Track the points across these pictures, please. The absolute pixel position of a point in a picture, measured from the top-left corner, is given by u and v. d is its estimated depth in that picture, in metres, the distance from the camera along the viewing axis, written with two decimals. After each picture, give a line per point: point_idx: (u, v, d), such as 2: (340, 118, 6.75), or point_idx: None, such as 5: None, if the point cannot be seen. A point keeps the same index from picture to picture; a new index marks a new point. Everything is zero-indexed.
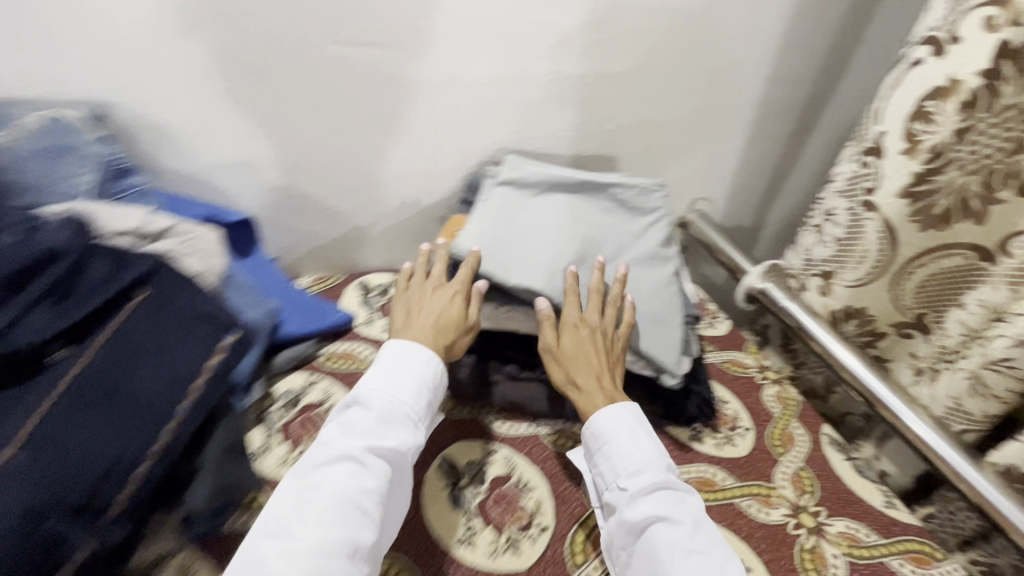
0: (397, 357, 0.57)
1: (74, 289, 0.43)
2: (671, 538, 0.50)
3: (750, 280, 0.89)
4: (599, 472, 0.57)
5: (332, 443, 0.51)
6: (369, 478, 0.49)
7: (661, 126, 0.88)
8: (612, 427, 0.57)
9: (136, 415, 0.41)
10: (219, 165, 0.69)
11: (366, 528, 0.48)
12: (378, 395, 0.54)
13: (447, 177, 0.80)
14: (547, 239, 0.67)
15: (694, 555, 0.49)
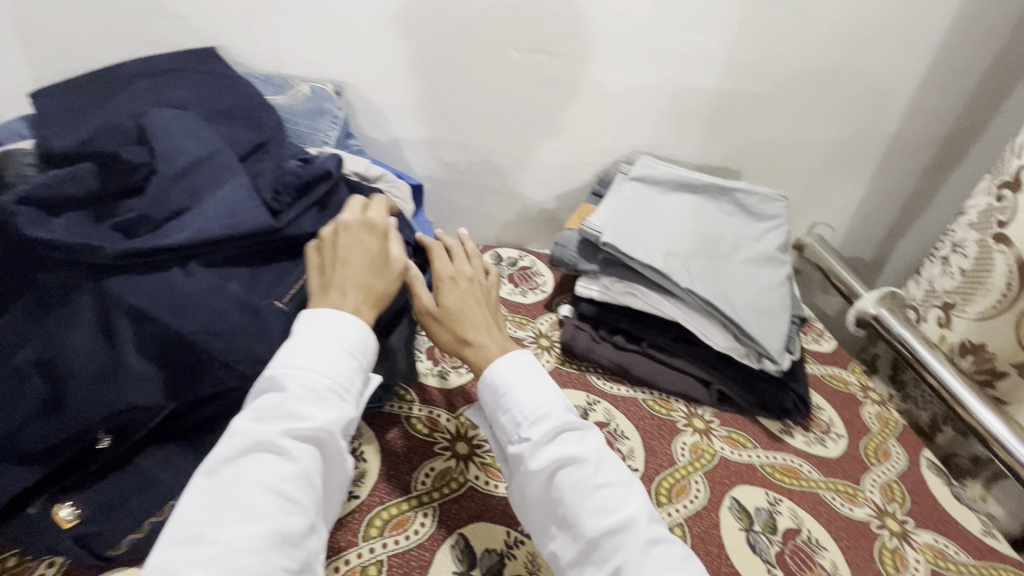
0: (316, 331, 0.49)
1: (327, 205, 0.60)
2: (577, 477, 0.49)
3: (862, 305, 0.90)
4: (502, 427, 0.55)
5: (243, 436, 0.43)
6: (294, 464, 0.43)
7: (789, 147, 0.93)
8: (507, 378, 0.55)
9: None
10: (407, 139, 0.86)
11: (295, 513, 0.42)
12: (297, 374, 0.46)
13: (583, 171, 0.92)
14: (670, 228, 0.76)
15: (601, 489, 0.49)
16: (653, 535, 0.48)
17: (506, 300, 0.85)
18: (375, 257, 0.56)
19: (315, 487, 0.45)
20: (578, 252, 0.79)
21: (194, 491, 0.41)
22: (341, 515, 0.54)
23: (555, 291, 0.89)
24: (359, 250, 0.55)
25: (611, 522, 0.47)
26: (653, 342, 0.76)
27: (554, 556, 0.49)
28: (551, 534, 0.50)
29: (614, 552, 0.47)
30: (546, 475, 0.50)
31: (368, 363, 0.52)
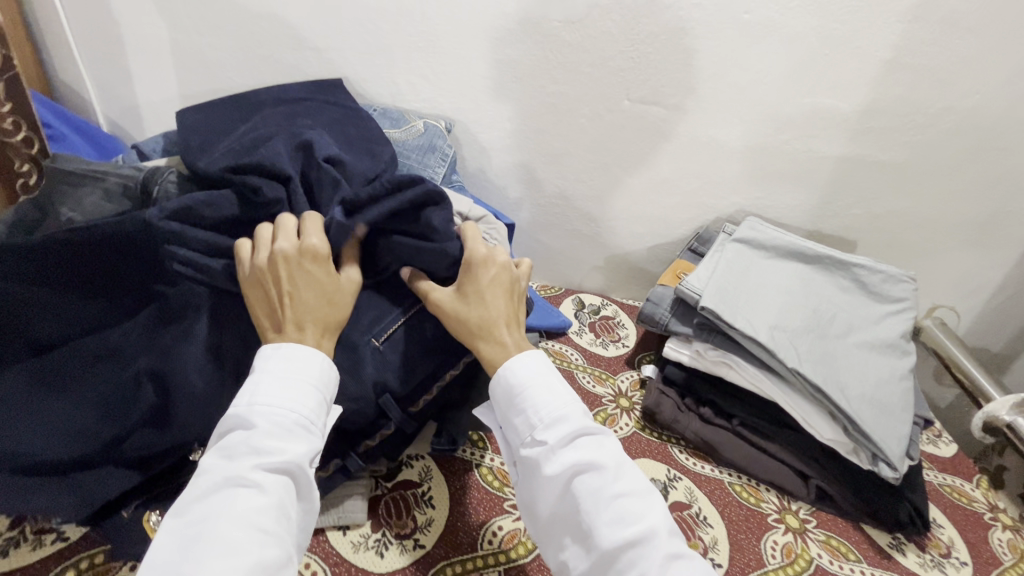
0: (277, 362, 0.45)
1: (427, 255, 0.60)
2: (595, 484, 0.45)
3: (994, 409, 0.78)
4: (513, 429, 0.50)
5: (212, 472, 0.40)
6: (265, 497, 0.40)
7: (915, 222, 0.84)
8: (523, 376, 0.50)
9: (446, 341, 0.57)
10: (506, 178, 0.86)
11: (272, 546, 0.38)
12: (258, 406, 0.43)
13: (681, 225, 0.88)
14: (777, 300, 0.70)
15: (620, 499, 0.44)
16: (675, 549, 0.43)
17: (586, 351, 0.81)
18: (325, 280, 0.50)
19: (288, 518, 0.41)
20: (673, 312, 0.74)
21: (166, 532, 0.38)
22: (406, 563, 0.52)
23: (638, 346, 0.85)
24: (306, 278, 0.49)
25: (632, 535, 0.43)
26: (745, 421, 0.69)
27: (567, 567, 0.45)
28: (564, 544, 0.46)
29: (632, 567, 0.42)
30: (561, 482, 0.46)
31: (333, 396, 0.48)
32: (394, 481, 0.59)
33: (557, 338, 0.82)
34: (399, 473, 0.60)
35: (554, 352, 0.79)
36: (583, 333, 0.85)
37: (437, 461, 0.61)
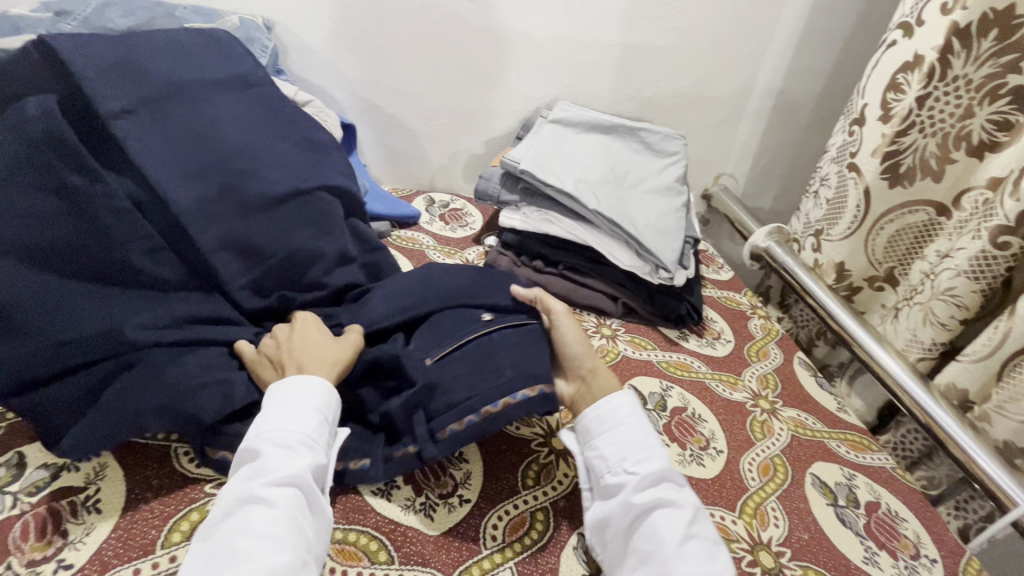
0: (283, 392, 0.48)
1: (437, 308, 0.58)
2: (672, 521, 0.47)
3: (755, 239, 0.98)
4: (596, 454, 0.52)
5: (227, 496, 0.43)
6: (274, 513, 0.41)
7: (691, 101, 1.03)
8: (620, 412, 0.53)
9: (509, 352, 0.54)
10: (339, 82, 0.92)
11: (282, 552, 0.40)
12: (273, 433, 0.45)
13: (508, 118, 0.99)
14: (581, 160, 0.84)
15: (692, 541, 0.46)
16: None
17: (435, 235, 0.90)
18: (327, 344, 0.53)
19: (302, 530, 0.42)
20: (501, 184, 0.85)
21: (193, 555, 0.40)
22: None
23: (483, 228, 0.95)
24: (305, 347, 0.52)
25: None
26: (567, 265, 0.84)
27: None
28: (631, 567, 0.46)
29: None
30: (642, 510, 0.48)
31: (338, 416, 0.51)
32: None
33: (408, 228, 0.90)
34: None
35: (406, 238, 0.87)
36: (433, 222, 0.94)
37: None
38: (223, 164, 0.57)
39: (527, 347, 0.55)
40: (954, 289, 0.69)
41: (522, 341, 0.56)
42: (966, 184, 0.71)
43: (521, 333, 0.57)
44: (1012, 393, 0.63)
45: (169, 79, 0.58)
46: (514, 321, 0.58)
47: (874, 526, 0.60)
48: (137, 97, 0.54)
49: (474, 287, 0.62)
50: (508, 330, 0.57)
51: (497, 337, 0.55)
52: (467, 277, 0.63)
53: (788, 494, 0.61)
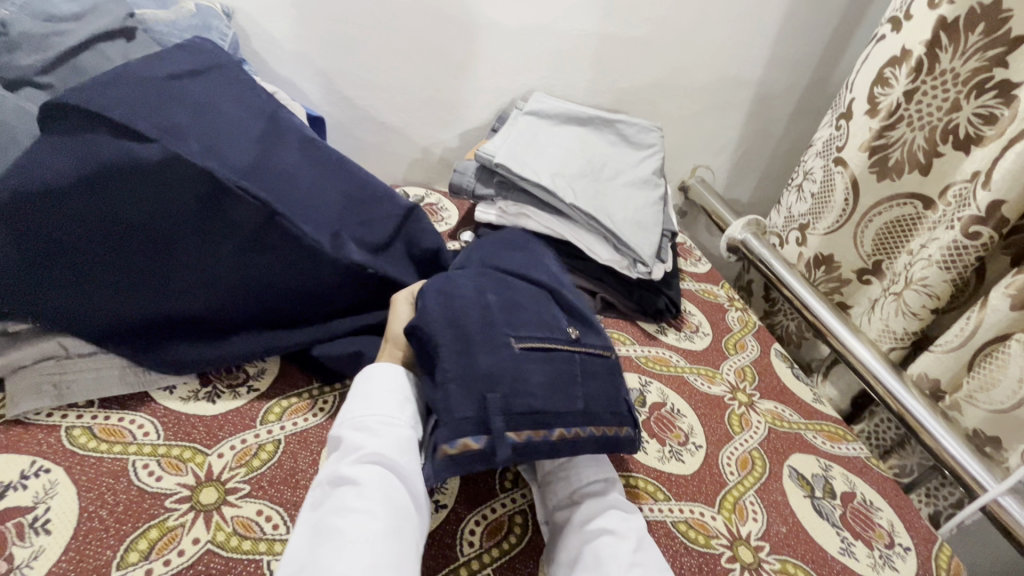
0: (362, 382, 0.51)
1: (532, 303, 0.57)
2: (615, 550, 0.47)
3: (731, 232, 0.98)
4: (550, 491, 0.54)
5: (320, 479, 0.45)
6: (365, 488, 0.43)
7: (671, 92, 1.02)
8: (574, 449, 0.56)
9: (585, 381, 0.53)
10: (307, 72, 0.88)
11: (376, 521, 0.41)
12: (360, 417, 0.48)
13: (487, 110, 0.97)
14: (557, 153, 0.83)
15: (636, 568, 0.46)
16: None
17: None
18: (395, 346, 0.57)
19: (394, 499, 0.43)
20: (476, 178, 0.83)
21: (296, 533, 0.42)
22: (238, 404, 0.55)
23: (458, 222, 0.93)
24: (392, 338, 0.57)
25: None
26: None
27: None
28: None
29: None
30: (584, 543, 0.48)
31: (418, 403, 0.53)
32: None
33: None
34: None
35: None
36: None
37: None
38: (337, 205, 0.61)
39: (599, 379, 0.55)
40: (927, 280, 0.69)
41: (600, 374, 0.56)
42: (948, 180, 0.71)
43: (601, 363, 0.57)
44: (980, 381, 0.64)
45: (252, 133, 0.58)
46: (599, 348, 0.58)
47: (850, 516, 0.61)
48: (250, 160, 0.56)
49: (569, 297, 0.62)
50: (591, 355, 0.56)
51: (585, 359, 0.55)
52: (566, 289, 0.64)
53: (766, 487, 0.62)
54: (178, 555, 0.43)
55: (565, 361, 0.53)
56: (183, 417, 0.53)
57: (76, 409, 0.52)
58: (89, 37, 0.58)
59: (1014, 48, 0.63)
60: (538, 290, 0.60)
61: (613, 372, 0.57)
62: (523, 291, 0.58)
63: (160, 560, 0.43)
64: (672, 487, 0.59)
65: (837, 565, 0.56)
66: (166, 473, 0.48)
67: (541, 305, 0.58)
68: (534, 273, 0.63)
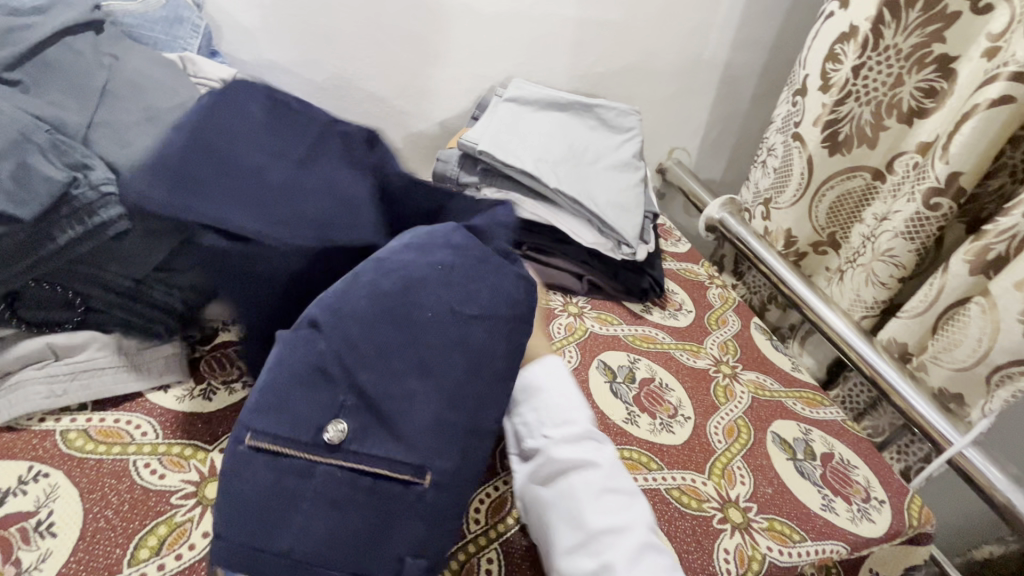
0: None
1: (329, 372, 0.40)
2: (590, 480, 0.47)
3: (709, 212, 1.00)
4: (523, 421, 0.51)
5: None
6: None
7: (645, 76, 1.03)
8: (542, 381, 0.53)
9: (312, 510, 0.38)
10: (276, 66, 0.86)
11: None
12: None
13: (464, 97, 0.97)
14: (537, 139, 0.83)
15: (609, 495, 0.47)
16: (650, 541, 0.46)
17: None
18: None
19: None
20: (459, 166, 0.83)
21: None
22: (237, 399, 0.55)
23: None
24: None
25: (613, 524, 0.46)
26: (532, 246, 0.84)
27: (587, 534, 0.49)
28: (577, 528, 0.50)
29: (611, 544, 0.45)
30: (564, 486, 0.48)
31: None
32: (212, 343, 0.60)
33: None
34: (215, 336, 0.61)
35: None
36: None
37: None
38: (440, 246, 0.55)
39: (340, 517, 0.38)
40: (893, 251, 0.73)
41: (341, 505, 0.38)
42: (898, 149, 0.76)
43: (359, 485, 0.39)
44: (944, 343, 0.67)
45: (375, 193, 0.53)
46: (376, 468, 0.40)
47: (829, 475, 0.65)
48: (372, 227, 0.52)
49: (406, 368, 0.41)
50: (348, 473, 0.39)
51: (332, 481, 0.39)
52: (413, 351, 0.42)
53: (751, 452, 0.65)
54: (190, 549, 0.44)
55: (283, 472, 0.38)
56: (181, 415, 0.53)
57: (69, 412, 0.51)
58: (52, 33, 0.56)
59: (951, 23, 0.66)
60: (350, 339, 0.41)
61: (379, 505, 0.39)
62: (317, 349, 0.40)
63: (172, 554, 0.44)
64: (664, 457, 0.62)
65: (819, 520, 0.59)
66: (169, 470, 0.49)
67: (315, 382, 0.40)
68: (381, 318, 0.42)
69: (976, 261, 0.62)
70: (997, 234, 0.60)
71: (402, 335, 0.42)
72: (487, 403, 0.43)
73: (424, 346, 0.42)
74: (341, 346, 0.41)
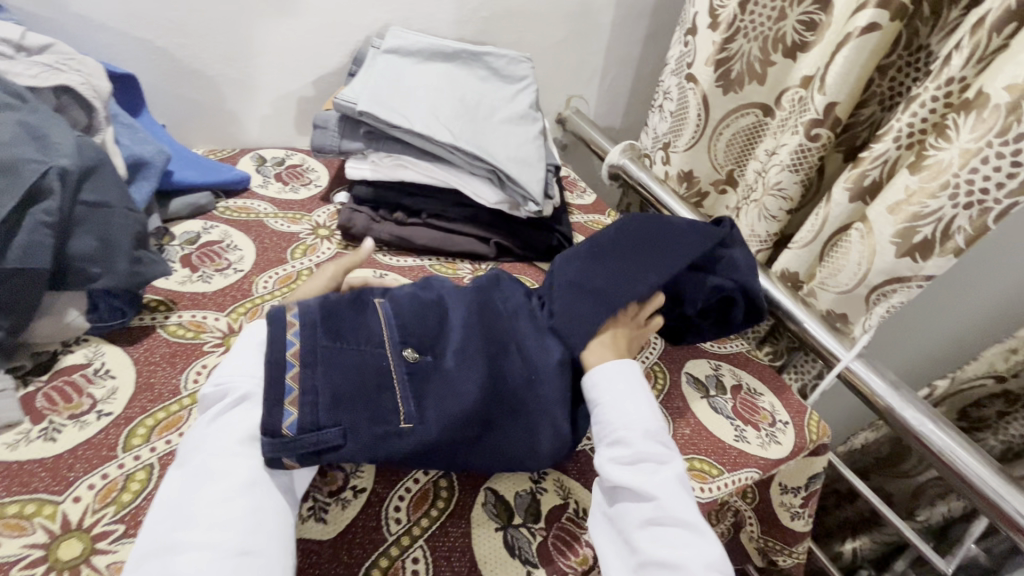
0: (236, 361, 0.47)
1: (444, 337, 0.50)
2: (634, 508, 0.45)
3: (610, 159, 0.99)
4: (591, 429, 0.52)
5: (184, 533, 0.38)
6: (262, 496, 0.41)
7: (534, 20, 0.97)
8: (601, 391, 0.51)
9: (347, 355, 0.46)
10: (95, 22, 0.72)
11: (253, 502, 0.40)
12: (217, 374, 0.47)
13: (337, 53, 0.86)
14: (424, 94, 0.76)
15: (654, 527, 0.44)
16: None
17: (274, 199, 0.79)
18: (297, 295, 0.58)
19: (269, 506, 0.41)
20: (339, 129, 0.75)
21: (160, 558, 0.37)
22: (92, 434, 0.46)
23: (330, 183, 0.84)
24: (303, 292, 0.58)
25: (664, 559, 0.43)
26: (432, 213, 0.78)
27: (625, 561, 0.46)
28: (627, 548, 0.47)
29: None
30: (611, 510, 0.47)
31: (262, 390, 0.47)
32: (50, 372, 0.50)
33: (238, 195, 0.77)
34: (53, 363, 0.51)
35: (236, 208, 0.75)
36: (268, 185, 0.81)
37: (112, 337, 0.55)
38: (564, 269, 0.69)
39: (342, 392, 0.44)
40: (781, 184, 0.75)
41: (358, 372, 0.45)
42: (785, 85, 0.77)
43: (380, 381, 0.46)
44: (830, 268, 0.71)
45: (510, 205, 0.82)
46: (400, 394, 0.46)
47: (739, 406, 0.68)
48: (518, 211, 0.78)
49: (486, 389, 0.48)
50: (385, 367, 0.46)
51: (377, 360, 0.47)
52: (502, 380, 0.49)
53: (668, 397, 0.66)
54: None
55: (369, 322, 0.49)
56: (14, 466, 0.44)
57: None
58: None
59: None
60: (476, 334, 0.51)
61: (364, 406, 0.44)
62: (455, 311, 0.52)
63: None
64: None
65: (733, 450, 0.62)
66: (6, 537, 0.40)
67: (426, 320, 0.50)
68: (499, 344, 0.51)
69: (854, 188, 0.65)
70: (871, 160, 0.63)
71: (498, 369, 0.50)
72: (499, 419, 0.48)
73: (501, 375, 0.49)
74: (471, 327, 0.51)
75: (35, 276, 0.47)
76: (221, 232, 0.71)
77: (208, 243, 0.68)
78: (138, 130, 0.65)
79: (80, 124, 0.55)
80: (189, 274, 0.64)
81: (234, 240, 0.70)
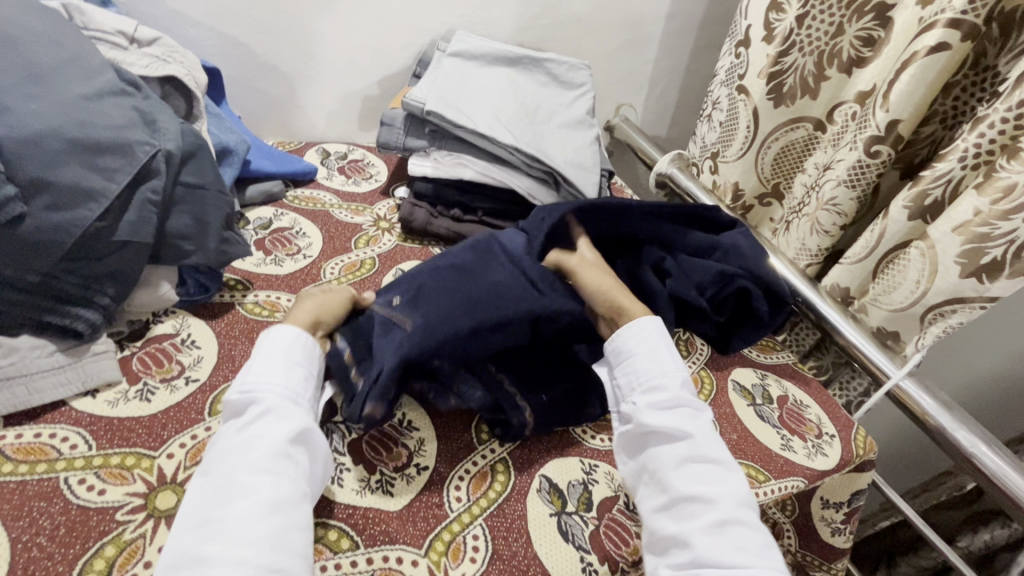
0: (278, 351, 0.48)
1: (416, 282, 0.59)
2: (668, 449, 0.49)
3: (658, 167, 1.00)
4: (616, 384, 0.55)
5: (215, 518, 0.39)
6: (287, 485, 0.41)
7: (589, 29, 1.00)
8: (633, 343, 0.54)
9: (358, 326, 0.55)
10: (187, 18, 0.78)
11: (285, 484, 0.41)
12: (247, 380, 0.46)
13: (401, 55, 0.89)
14: (487, 96, 0.79)
15: (689, 464, 0.48)
16: (735, 516, 0.45)
17: (339, 191, 0.83)
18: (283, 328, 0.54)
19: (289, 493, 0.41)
20: (404, 126, 0.78)
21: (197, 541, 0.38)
22: (181, 398, 0.50)
23: (389, 178, 0.88)
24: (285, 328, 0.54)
25: (697, 492, 0.46)
26: (488, 211, 0.80)
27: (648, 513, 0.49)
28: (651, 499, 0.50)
29: (692, 516, 0.46)
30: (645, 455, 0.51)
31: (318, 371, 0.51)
32: (143, 339, 0.54)
33: (305, 185, 0.82)
34: (146, 330, 0.55)
35: (303, 197, 0.79)
36: (332, 177, 0.85)
37: (196, 310, 0.59)
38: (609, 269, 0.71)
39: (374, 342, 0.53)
40: (836, 200, 0.75)
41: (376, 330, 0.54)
42: (839, 99, 0.77)
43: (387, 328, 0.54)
44: (885, 285, 0.71)
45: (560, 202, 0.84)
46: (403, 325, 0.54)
47: (786, 416, 0.68)
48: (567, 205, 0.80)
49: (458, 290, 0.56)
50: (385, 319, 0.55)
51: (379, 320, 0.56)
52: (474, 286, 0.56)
53: (716, 402, 0.67)
54: (145, 568, 0.40)
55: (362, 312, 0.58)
56: (115, 421, 0.47)
57: None
58: None
59: None
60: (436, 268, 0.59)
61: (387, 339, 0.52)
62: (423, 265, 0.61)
63: None
64: None
65: (780, 459, 0.63)
66: (110, 484, 0.43)
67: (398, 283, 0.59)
68: (459, 263, 0.59)
69: (915, 207, 0.66)
70: (934, 178, 0.63)
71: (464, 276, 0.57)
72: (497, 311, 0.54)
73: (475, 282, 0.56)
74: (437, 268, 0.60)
75: (138, 248, 0.51)
76: (291, 219, 0.75)
77: (279, 229, 0.72)
78: (225, 120, 0.69)
79: (181, 112, 0.60)
80: (263, 257, 0.68)
81: (303, 227, 0.74)
